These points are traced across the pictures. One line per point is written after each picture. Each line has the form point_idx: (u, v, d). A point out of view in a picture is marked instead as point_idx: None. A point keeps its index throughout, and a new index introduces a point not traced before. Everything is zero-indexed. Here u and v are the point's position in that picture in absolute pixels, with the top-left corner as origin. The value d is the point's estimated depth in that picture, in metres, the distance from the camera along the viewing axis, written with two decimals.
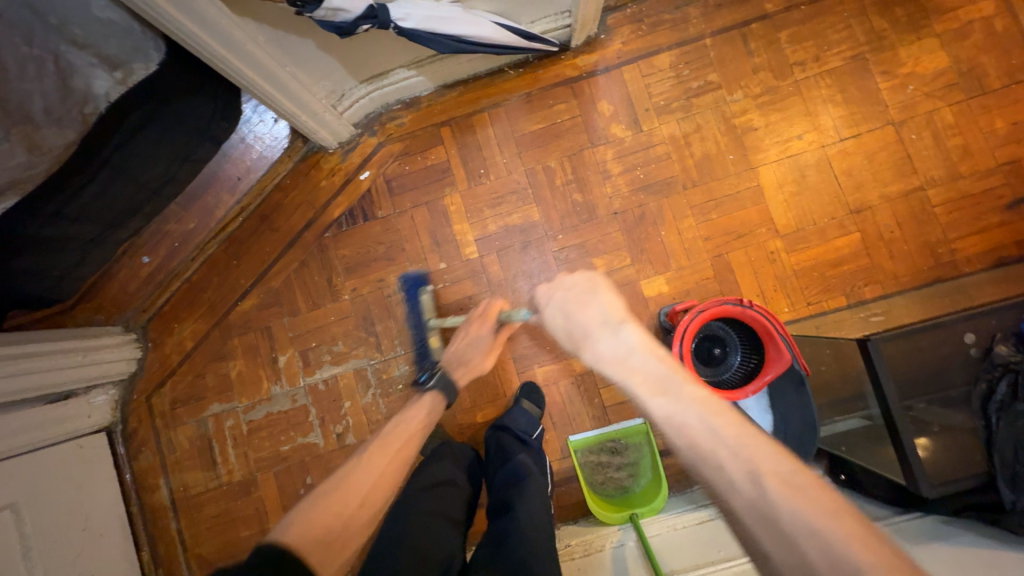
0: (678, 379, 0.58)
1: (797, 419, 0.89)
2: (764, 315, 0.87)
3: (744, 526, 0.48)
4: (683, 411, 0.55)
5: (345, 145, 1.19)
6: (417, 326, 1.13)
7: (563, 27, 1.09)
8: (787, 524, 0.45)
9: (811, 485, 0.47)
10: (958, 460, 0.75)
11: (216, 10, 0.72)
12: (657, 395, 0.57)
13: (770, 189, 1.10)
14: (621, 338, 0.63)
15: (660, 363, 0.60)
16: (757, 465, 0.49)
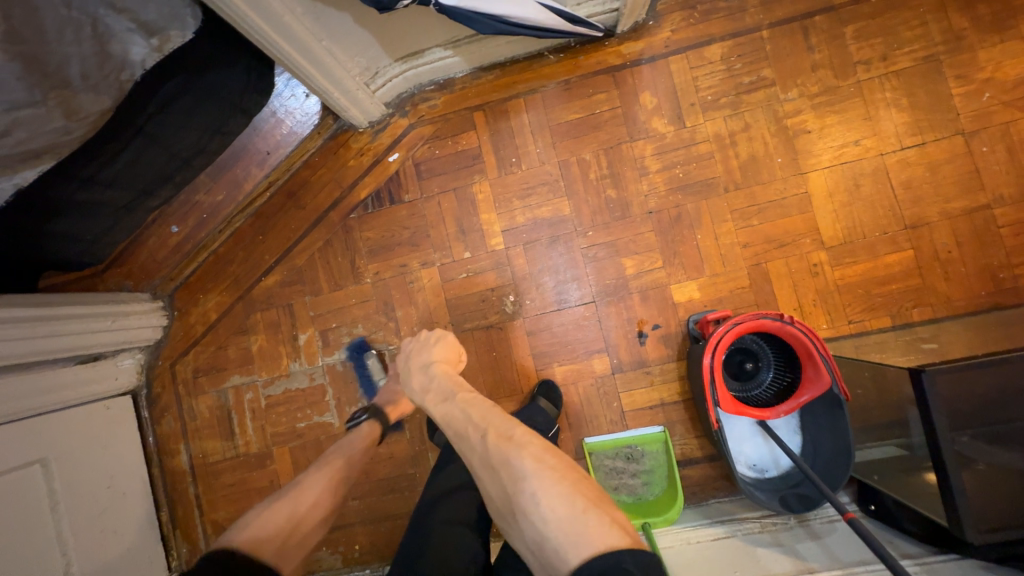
0: (455, 391, 0.78)
1: (830, 445, 0.85)
2: (805, 333, 0.82)
3: (478, 476, 0.66)
4: (452, 408, 0.74)
5: (376, 125, 1.16)
6: (365, 382, 1.15)
7: (610, 10, 1.03)
8: (497, 468, 0.64)
9: (522, 437, 0.67)
10: (1009, 506, 0.69)
11: None
12: (439, 403, 0.77)
13: (819, 197, 1.03)
14: (428, 372, 0.83)
15: (446, 381, 0.80)
16: (485, 431, 0.69)
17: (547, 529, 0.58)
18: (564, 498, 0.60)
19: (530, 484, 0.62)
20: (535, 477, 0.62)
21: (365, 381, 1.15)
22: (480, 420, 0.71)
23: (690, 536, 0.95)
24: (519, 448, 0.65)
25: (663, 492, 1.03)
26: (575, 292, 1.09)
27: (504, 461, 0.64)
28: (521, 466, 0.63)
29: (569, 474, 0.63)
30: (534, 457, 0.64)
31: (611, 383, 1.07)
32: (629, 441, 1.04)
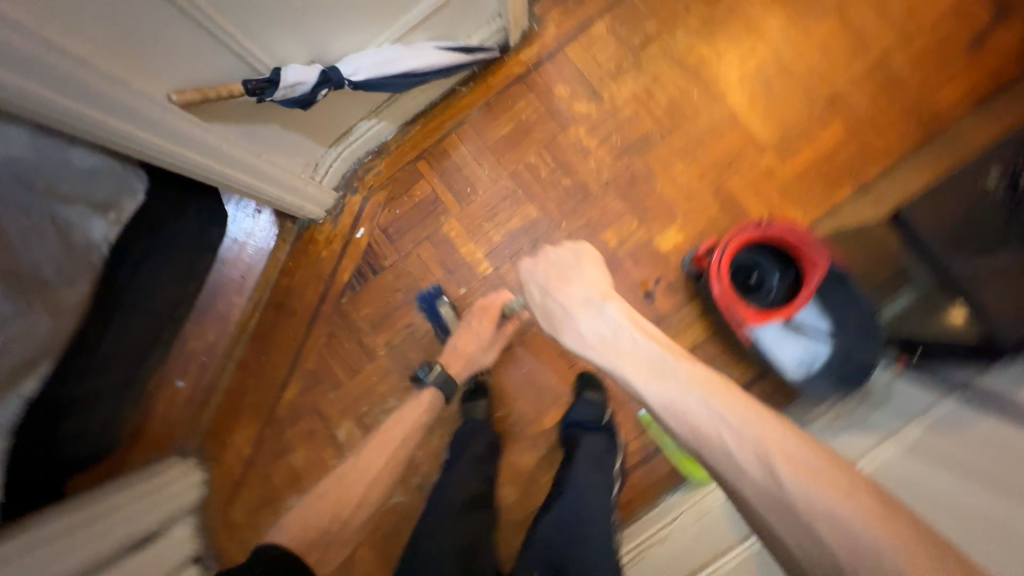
0: (671, 362, 0.63)
1: (855, 313, 0.90)
2: (787, 227, 0.88)
3: (763, 513, 0.50)
4: (683, 395, 0.59)
5: (332, 211, 1.21)
6: (440, 330, 1.15)
7: (499, 31, 1.12)
8: (803, 511, 0.48)
9: (822, 466, 0.50)
10: None
11: (188, 124, 0.74)
12: (653, 379, 0.62)
13: (742, 111, 1.12)
14: (608, 318, 0.71)
15: (650, 347, 0.65)
16: (762, 443, 0.52)
17: None
18: (930, 555, 0.42)
19: (883, 554, 0.43)
20: (884, 542, 0.43)
21: (440, 326, 1.14)
22: (749, 430, 0.53)
23: None
24: (829, 483, 0.48)
25: None
26: None
27: (813, 500, 0.47)
28: (844, 513, 0.46)
29: (912, 517, 0.46)
30: (856, 499, 0.46)
31: None
32: None
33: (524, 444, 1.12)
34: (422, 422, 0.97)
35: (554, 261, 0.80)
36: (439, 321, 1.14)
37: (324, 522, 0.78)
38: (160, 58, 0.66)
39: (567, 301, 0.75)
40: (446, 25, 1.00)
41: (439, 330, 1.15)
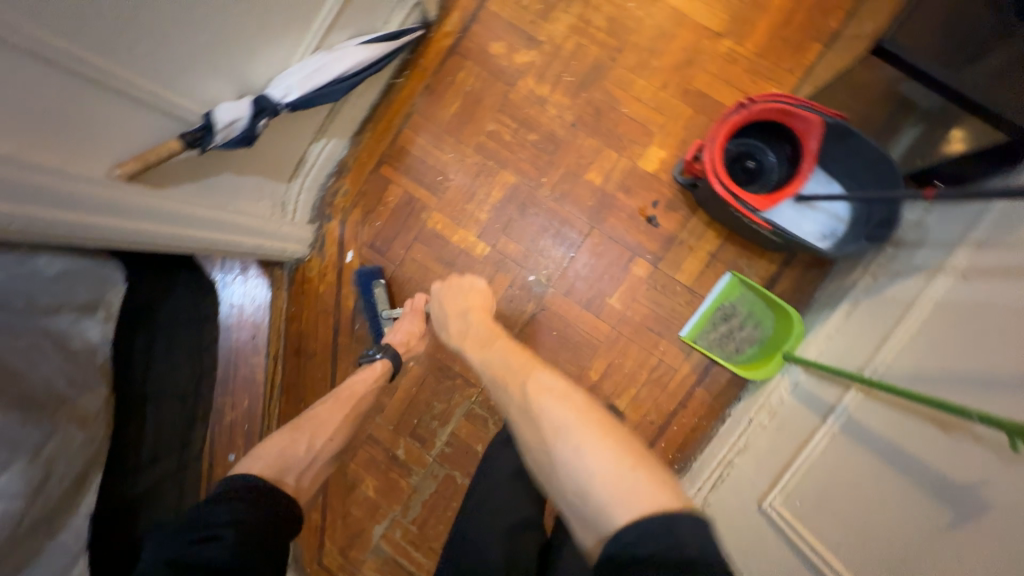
0: (496, 340, 0.76)
1: (863, 166, 0.85)
2: (768, 100, 0.83)
3: (516, 426, 0.59)
4: (491, 357, 0.71)
5: (315, 244, 1.19)
6: (370, 313, 1.12)
7: (412, 9, 1.06)
8: (535, 415, 0.56)
9: (563, 388, 0.60)
10: None
11: (143, 196, 0.72)
12: (481, 350, 0.75)
13: (684, 4, 1.07)
14: (466, 319, 0.86)
15: (489, 331, 0.80)
16: (525, 377, 0.63)
17: (591, 480, 0.48)
18: (602, 443, 0.51)
19: (572, 432, 0.52)
20: (573, 425, 0.53)
21: (370, 304, 1.12)
22: (525, 373, 0.63)
23: (824, 332, 0.93)
24: (563, 398, 0.57)
25: (776, 321, 1.01)
26: (572, 231, 1.09)
27: (540, 406, 0.56)
28: (559, 411, 0.55)
29: (612, 428, 0.54)
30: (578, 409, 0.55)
31: (661, 274, 1.07)
32: (715, 304, 1.04)
33: None
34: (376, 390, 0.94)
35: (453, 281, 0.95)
36: (371, 301, 1.12)
37: (296, 456, 0.77)
38: (95, 135, 0.63)
39: (449, 308, 0.90)
40: (359, 18, 0.96)
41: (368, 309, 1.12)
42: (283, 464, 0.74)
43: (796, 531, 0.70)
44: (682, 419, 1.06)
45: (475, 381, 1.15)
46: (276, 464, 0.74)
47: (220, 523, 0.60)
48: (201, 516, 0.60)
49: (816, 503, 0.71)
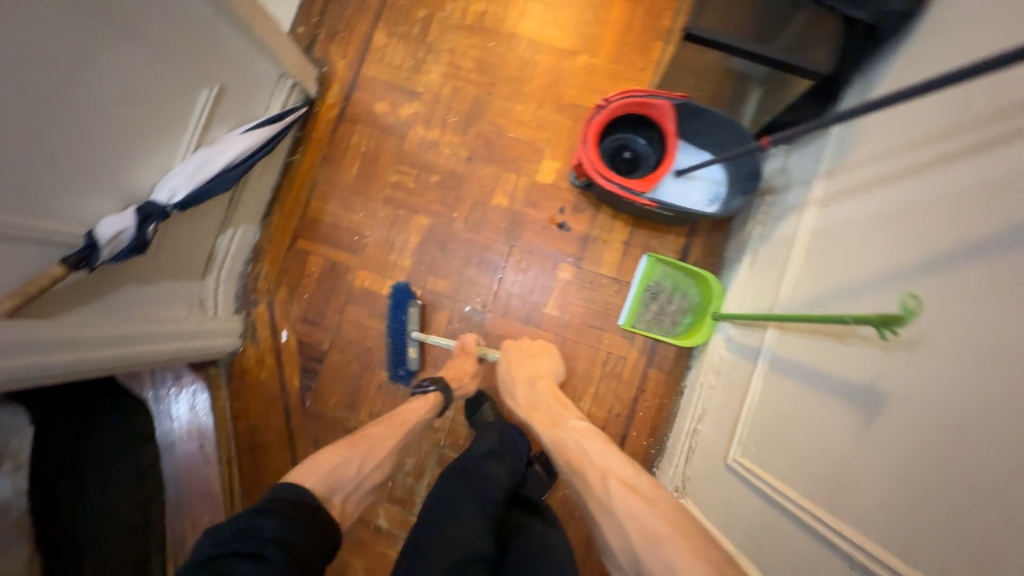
0: (567, 419, 0.80)
1: (720, 132, 0.94)
2: (622, 97, 0.91)
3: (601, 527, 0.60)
4: (565, 441, 0.75)
5: (247, 332, 1.16)
6: (396, 332, 1.08)
7: (292, 88, 1.13)
8: (619, 513, 0.59)
9: (648, 490, 0.61)
10: (818, 30, 0.82)
11: (47, 328, 0.70)
12: (549, 427, 0.80)
13: (537, 34, 1.18)
14: (533, 391, 0.90)
15: (556, 406, 0.85)
16: (606, 469, 0.66)
17: None
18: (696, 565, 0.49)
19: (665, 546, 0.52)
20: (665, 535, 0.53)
21: (397, 321, 1.08)
22: (605, 466, 0.67)
23: (739, 284, 1.00)
24: (650, 504, 0.58)
25: (697, 287, 1.08)
26: (494, 255, 1.14)
27: (624, 507, 0.59)
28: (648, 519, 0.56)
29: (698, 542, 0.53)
30: (663, 515, 0.56)
31: (586, 272, 1.12)
32: (642, 286, 1.09)
33: None
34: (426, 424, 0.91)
35: (520, 345, 1.01)
36: (401, 319, 1.08)
37: (347, 473, 0.72)
38: None
39: (514, 379, 0.94)
40: (235, 110, 1.00)
41: (393, 325, 1.08)
42: (331, 484, 0.69)
43: (760, 477, 0.72)
44: (644, 404, 1.09)
45: (440, 425, 1.13)
46: (327, 479, 0.68)
47: (268, 539, 0.53)
48: (246, 528, 0.53)
49: (765, 443, 0.74)
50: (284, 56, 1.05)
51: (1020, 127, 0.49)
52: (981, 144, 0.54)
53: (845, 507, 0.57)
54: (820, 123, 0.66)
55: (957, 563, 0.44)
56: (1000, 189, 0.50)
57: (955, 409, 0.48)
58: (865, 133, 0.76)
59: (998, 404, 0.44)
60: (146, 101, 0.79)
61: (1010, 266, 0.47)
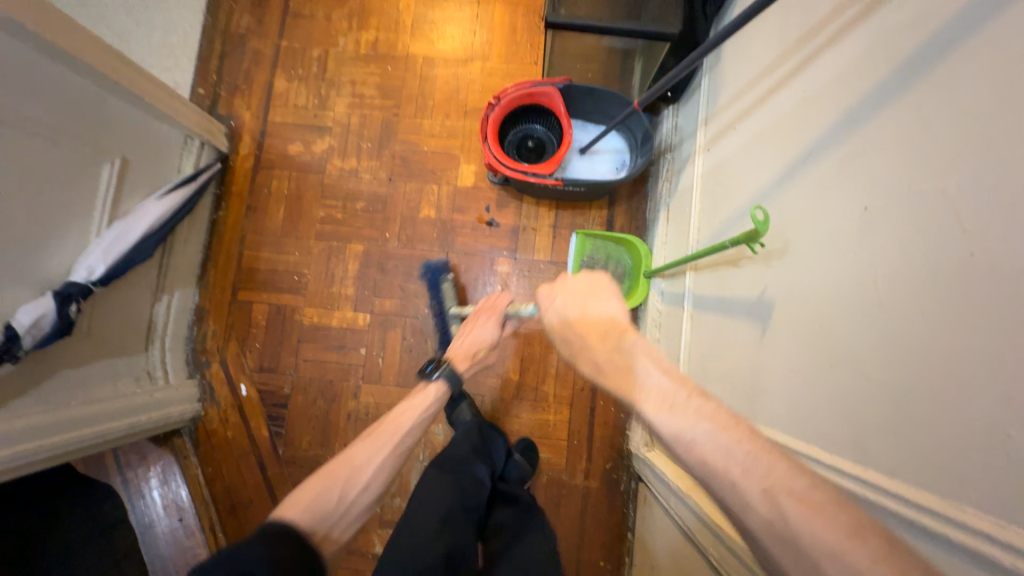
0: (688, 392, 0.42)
1: (610, 104, 1.00)
2: (511, 90, 0.96)
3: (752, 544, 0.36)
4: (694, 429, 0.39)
5: (205, 394, 1.15)
6: (439, 309, 1.10)
7: (202, 148, 1.15)
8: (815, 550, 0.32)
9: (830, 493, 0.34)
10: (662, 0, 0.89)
11: None
12: (660, 411, 0.42)
13: (429, 50, 1.24)
14: (622, 351, 0.50)
15: (664, 377, 0.45)
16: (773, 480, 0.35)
17: None
18: None
19: None
20: None
21: (438, 299, 1.10)
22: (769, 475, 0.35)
23: (663, 239, 1.06)
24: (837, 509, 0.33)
25: (627, 249, 1.11)
26: (433, 265, 1.17)
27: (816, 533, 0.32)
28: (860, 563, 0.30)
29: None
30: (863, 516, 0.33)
31: (523, 260, 1.17)
32: (578, 260, 1.12)
33: (515, 411, 1.13)
34: (423, 423, 0.77)
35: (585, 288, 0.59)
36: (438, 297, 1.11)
37: (327, 505, 0.60)
38: None
39: (582, 338, 0.54)
40: (144, 178, 1.01)
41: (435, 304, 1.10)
42: (314, 514, 0.59)
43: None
44: None
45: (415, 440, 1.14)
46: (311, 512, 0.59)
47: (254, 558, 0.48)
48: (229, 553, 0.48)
49: (700, 376, 0.79)
50: (186, 118, 1.06)
51: None
52: (805, 65, 0.61)
53: (761, 414, 0.62)
54: (677, 74, 0.73)
55: (838, 432, 0.49)
56: (821, 99, 0.57)
57: (815, 298, 0.53)
58: (731, 74, 0.83)
59: (841, 283, 0.50)
60: (47, 183, 0.80)
61: (833, 163, 0.53)
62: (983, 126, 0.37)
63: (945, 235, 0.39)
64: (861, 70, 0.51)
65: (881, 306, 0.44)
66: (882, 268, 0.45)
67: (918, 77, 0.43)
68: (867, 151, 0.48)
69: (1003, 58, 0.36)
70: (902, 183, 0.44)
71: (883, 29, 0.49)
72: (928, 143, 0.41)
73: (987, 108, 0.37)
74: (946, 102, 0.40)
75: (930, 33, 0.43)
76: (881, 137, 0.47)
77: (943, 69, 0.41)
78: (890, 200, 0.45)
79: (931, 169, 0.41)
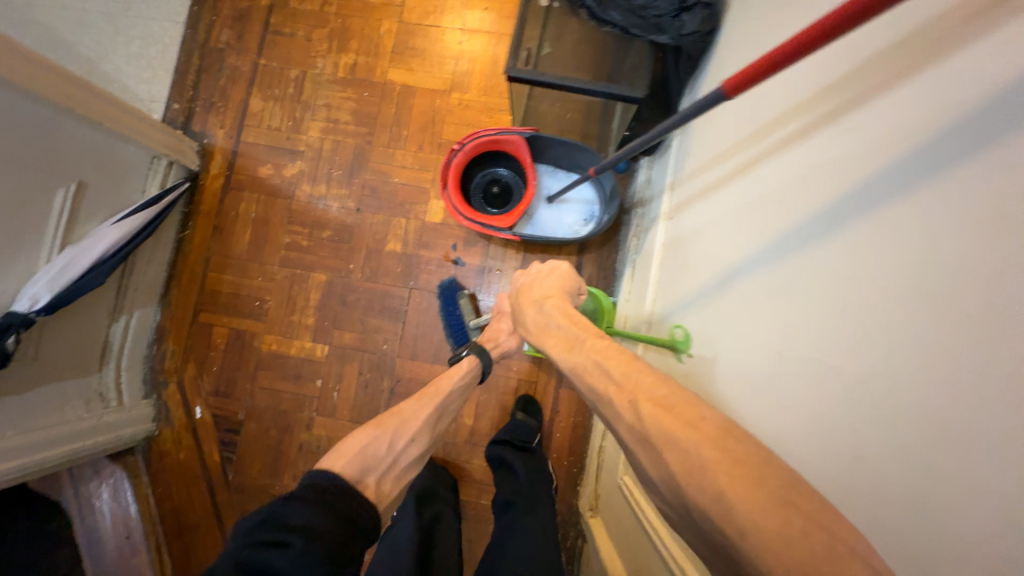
0: (585, 336, 0.56)
1: (578, 156, 0.97)
2: (474, 137, 0.93)
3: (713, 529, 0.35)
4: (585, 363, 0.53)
5: (160, 415, 1.16)
6: (456, 323, 1.09)
7: (170, 167, 1.14)
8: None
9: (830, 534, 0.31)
10: (632, 63, 0.85)
11: None
12: (564, 351, 0.57)
13: (408, 78, 1.21)
14: (542, 313, 0.66)
15: (570, 326, 0.60)
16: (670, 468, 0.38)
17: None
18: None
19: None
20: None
21: (454, 317, 1.10)
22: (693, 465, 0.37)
23: (627, 294, 1.02)
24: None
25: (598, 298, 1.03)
26: (395, 301, 1.15)
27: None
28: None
29: None
30: None
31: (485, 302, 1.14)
32: None
33: (467, 456, 1.11)
34: (462, 392, 0.87)
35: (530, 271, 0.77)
36: (456, 314, 1.10)
37: (379, 454, 0.70)
38: None
39: (523, 302, 0.71)
40: (103, 201, 1.00)
41: (453, 322, 1.09)
42: (364, 466, 0.67)
43: (643, 508, 0.75)
44: (560, 424, 1.11)
45: None
46: (360, 461, 0.67)
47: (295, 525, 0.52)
48: (279, 514, 0.53)
49: None
50: (153, 139, 1.05)
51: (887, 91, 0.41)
52: (770, 152, 0.57)
53: None
54: (637, 146, 0.68)
55: None
56: (783, 198, 0.54)
57: (762, 416, 0.51)
58: (695, 142, 0.80)
59: (786, 412, 0.48)
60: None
61: (788, 275, 0.50)
62: (941, 292, 0.34)
63: (890, 396, 0.37)
64: (829, 177, 0.46)
65: (818, 449, 0.43)
66: (827, 409, 0.43)
67: (859, 217, 0.42)
68: (829, 275, 0.45)
69: (973, 215, 0.32)
70: (840, 325, 0.42)
71: (850, 138, 0.44)
72: (865, 292, 0.40)
73: (921, 272, 0.35)
74: (911, 243, 0.36)
75: (900, 156, 0.38)
76: (824, 268, 0.45)
77: (907, 205, 0.37)
78: (831, 338, 0.43)
79: (867, 319, 0.40)
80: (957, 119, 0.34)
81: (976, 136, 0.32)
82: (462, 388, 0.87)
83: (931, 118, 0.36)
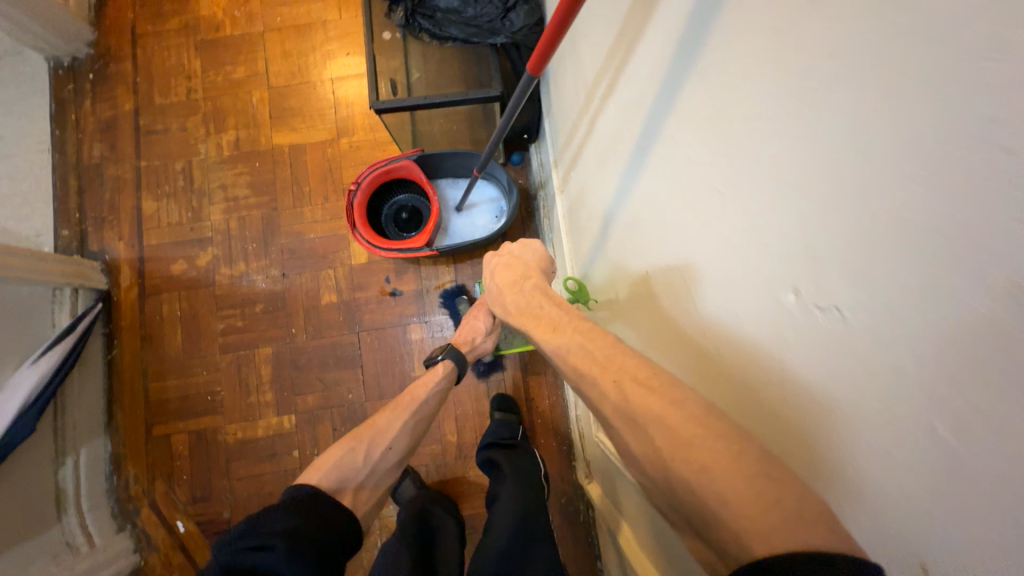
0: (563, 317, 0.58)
1: (468, 161, 1.03)
2: (367, 173, 0.97)
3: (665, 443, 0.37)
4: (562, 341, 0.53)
5: (141, 544, 1.10)
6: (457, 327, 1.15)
7: (76, 294, 1.11)
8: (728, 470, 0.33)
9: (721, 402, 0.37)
10: (481, 68, 0.94)
11: None
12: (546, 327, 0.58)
13: (294, 138, 1.24)
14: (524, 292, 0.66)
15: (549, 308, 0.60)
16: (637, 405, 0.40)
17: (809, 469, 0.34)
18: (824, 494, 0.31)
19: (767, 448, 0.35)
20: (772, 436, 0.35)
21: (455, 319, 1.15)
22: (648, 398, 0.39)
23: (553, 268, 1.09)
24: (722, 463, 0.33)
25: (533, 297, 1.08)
26: (347, 349, 1.16)
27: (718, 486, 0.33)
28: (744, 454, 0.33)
29: None
30: None
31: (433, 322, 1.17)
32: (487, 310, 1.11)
33: (463, 471, 1.13)
34: (406, 438, 0.74)
35: (501, 253, 0.75)
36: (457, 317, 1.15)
37: (354, 466, 0.67)
38: None
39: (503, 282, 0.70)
40: (14, 347, 0.97)
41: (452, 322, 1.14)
42: (342, 476, 0.65)
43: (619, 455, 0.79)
44: (539, 410, 1.16)
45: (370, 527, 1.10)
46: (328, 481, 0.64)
47: (274, 529, 0.53)
48: (253, 526, 0.54)
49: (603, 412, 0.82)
50: (55, 274, 1.03)
51: (635, 41, 0.48)
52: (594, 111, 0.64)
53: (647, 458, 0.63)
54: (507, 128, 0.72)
55: None
56: (607, 149, 0.61)
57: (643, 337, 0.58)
58: (558, 118, 0.88)
59: (659, 328, 0.54)
60: None
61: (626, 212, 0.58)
62: (705, 190, 0.40)
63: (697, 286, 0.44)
64: (624, 122, 0.54)
65: (674, 348, 0.50)
66: (680, 315, 0.48)
67: (647, 150, 0.49)
68: (645, 202, 0.52)
69: (698, 126, 0.40)
70: (661, 240, 0.50)
71: (627, 88, 0.52)
72: (664, 206, 0.48)
73: (685, 179, 0.43)
74: (675, 160, 0.44)
75: (655, 92, 0.46)
76: (641, 198, 0.53)
77: (673, 128, 0.44)
78: (660, 253, 0.51)
79: (672, 230, 0.47)
80: (673, 54, 0.41)
81: (686, 64, 0.40)
82: (441, 393, 0.80)
83: (661, 59, 0.44)
